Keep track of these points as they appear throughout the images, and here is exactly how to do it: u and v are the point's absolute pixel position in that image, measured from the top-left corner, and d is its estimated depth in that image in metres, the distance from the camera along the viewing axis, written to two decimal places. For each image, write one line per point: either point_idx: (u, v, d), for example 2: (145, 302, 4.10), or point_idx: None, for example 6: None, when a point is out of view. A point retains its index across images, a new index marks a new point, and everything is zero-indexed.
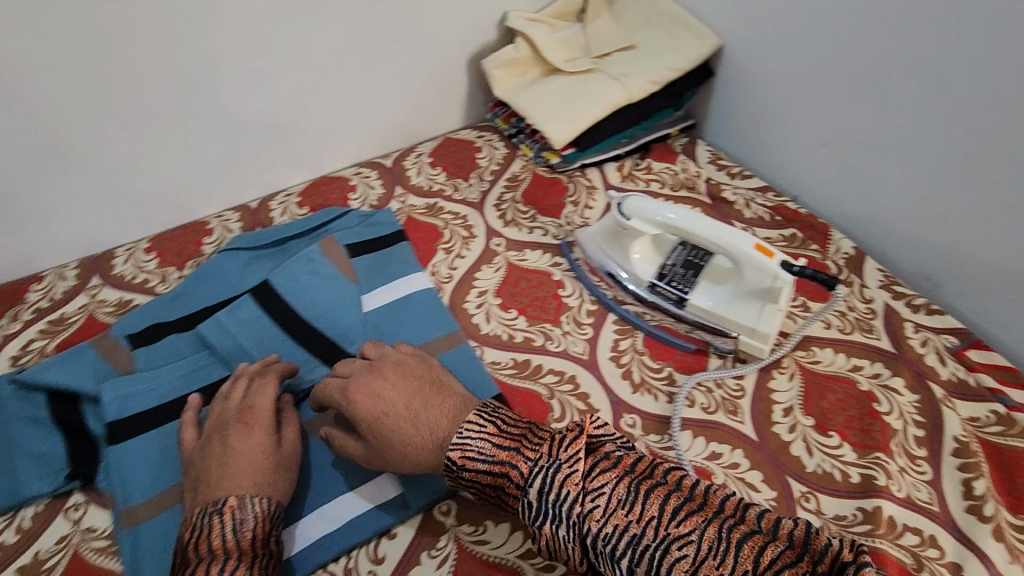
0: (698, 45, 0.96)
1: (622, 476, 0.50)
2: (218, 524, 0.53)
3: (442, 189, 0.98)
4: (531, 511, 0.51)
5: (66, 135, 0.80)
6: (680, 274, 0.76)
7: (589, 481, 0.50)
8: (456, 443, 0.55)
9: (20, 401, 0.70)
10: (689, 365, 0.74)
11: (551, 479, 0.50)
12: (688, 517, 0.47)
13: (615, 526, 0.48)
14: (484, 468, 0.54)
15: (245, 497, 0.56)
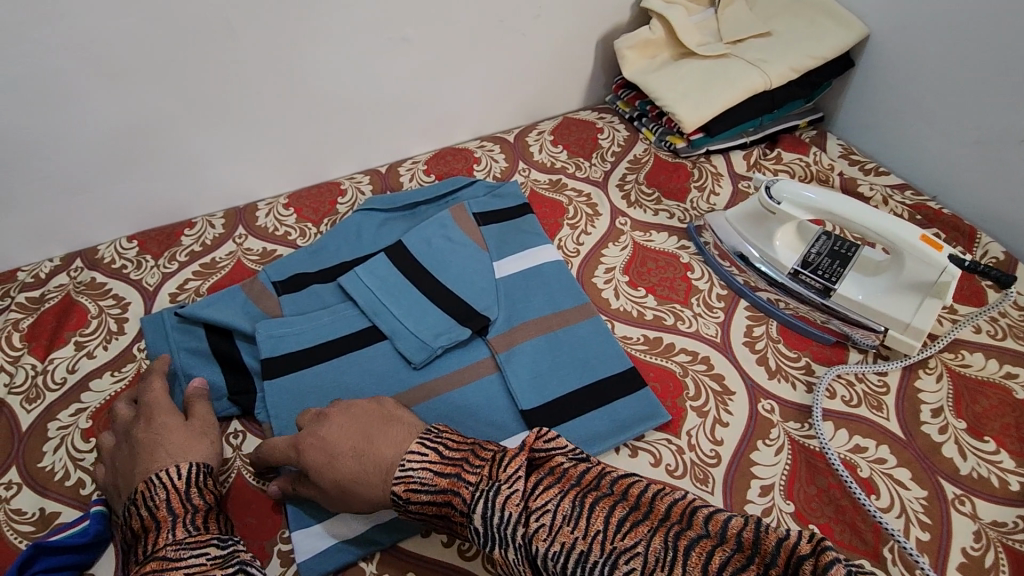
0: (843, 34, 0.93)
1: (564, 492, 0.48)
2: (135, 510, 0.55)
3: (564, 167, 0.99)
4: (478, 536, 0.49)
5: (230, 92, 0.84)
6: (827, 263, 0.75)
7: (530, 498, 0.48)
8: (398, 480, 0.54)
9: (181, 332, 0.74)
10: (828, 357, 0.72)
11: (492, 500, 0.49)
12: (634, 528, 0.45)
13: (561, 543, 0.45)
14: (428, 498, 0.53)
15: (151, 475, 0.56)
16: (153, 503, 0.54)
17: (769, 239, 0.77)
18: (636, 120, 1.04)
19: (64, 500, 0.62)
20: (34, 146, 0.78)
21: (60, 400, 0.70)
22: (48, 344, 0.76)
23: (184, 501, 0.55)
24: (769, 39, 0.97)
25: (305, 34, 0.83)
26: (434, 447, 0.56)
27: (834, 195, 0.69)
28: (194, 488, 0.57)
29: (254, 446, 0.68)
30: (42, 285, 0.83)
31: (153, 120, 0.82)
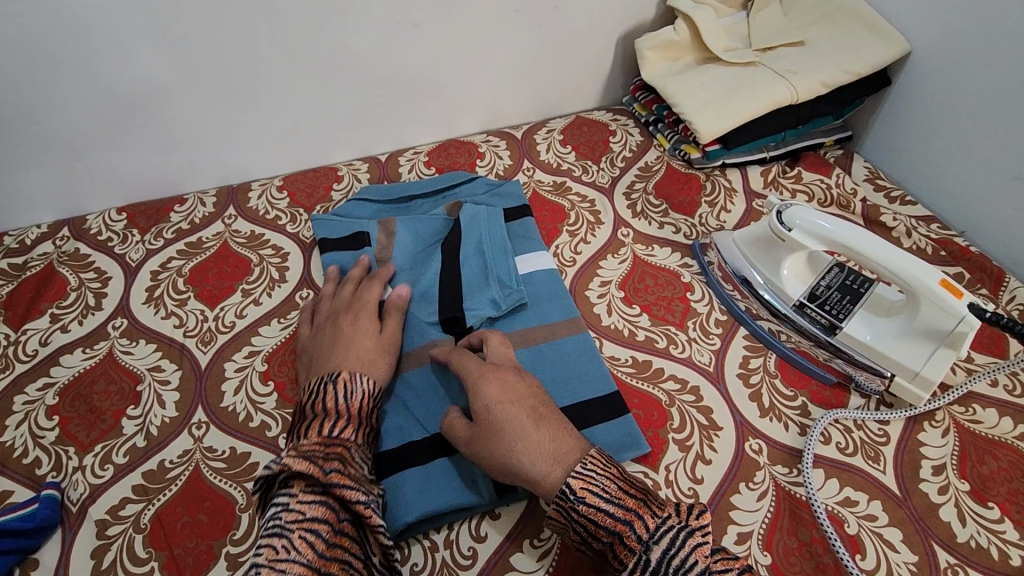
0: (881, 49, 0.86)
1: (741, 569, 0.47)
2: (331, 391, 0.59)
3: (571, 169, 0.94)
4: (645, 570, 0.47)
5: (227, 66, 0.81)
6: (836, 298, 0.69)
7: (712, 560, 0.47)
8: (580, 473, 0.51)
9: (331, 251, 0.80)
10: (826, 399, 0.67)
11: (680, 541, 0.47)
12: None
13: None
14: (608, 509, 0.49)
15: (355, 372, 0.61)
16: (317, 394, 0.59)
17: (776, 266, 0.72)
18: (652, 125, 0.99)
19: (18, 478, 0.61)
20: (24, 110, 0.76)
21: (29, 372, 0.69)
22: (24, 314, 0.74)
23: (342, 401, 0.59)
24: (802, 49, 0.91)
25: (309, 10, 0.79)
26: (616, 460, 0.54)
27: (851, 227, 0.64)
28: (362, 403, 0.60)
29: (217, 439, 0.64)
30: (27, 252, 0.82)
31: (148, 90, 0.80)
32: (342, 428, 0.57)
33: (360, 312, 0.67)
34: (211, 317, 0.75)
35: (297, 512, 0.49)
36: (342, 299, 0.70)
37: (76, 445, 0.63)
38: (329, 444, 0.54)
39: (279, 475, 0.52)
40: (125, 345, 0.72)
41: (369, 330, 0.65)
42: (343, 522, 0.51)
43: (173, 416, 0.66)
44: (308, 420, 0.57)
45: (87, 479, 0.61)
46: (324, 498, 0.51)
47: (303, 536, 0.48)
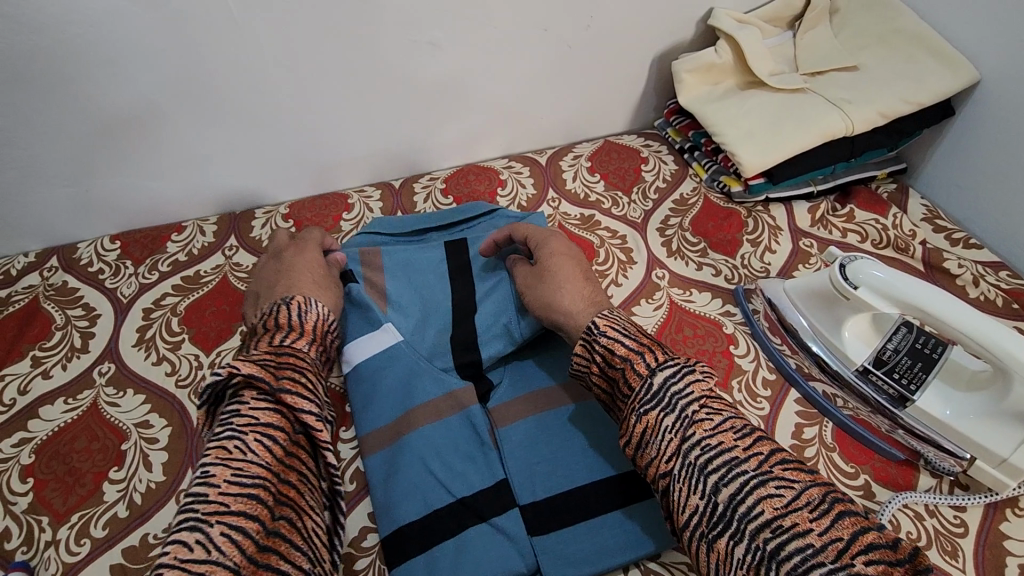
0: (947, 78, 0.79)
1: (741, 416, 0.48)
2: (284, 310, 0.59)
3: (599, 200, 0.87)
4: (646, 394, 0.48)
5: (230, 86, 0.75)
6: (906, 365, 0.61)
7: (711, 398, 0.48)
8: (605, 315, 0.55)
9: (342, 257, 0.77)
10: (892, 478, 0.60)
11: (681, 374, 0.49)
12: (797, 470, 0.44)
13: (720, 441, 0.45)
14: (625, 342, 0.52)
15: (309, 299, 0.62)
16: (270, 313, 0.59)
17: (836, 326, 0.64)
18: (688, 152, 0.92)
19: None
20: (8, 133, 0.70)
21: (4, 425, 0.63)
22: (3, 357, 0.68)
23: (295, 318, 0.59)
24: (856, 75, 0.83)
25: (320, 26, 0.73)
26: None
27: (923, 284, 0.56)
28: (314, 323, 0.60)
29: None
30: (11, 284, 0.76)
31: (141, 111, 0.73)
32: (294, 342, 0.57)
33: (303, 244, 0.71)
34: (206, 364, 0.68)
35: (250, 418, 0.48)
36: (284, 240, 0.73)
37: (50, 514, 0.56)
38: (281, 353, 0.54)
39: (229, 383, 0.50)
40: (111, 395, 0.65)
41: (314, 262, 0.68)
42: (298, 433, 0.50)
43: (160, 481, 0.59)
44: (264, 335, 0.57)
45: (61, 556, 0.54)
46: (277, 407, 0.49)
47: (259, 440, 0.47)
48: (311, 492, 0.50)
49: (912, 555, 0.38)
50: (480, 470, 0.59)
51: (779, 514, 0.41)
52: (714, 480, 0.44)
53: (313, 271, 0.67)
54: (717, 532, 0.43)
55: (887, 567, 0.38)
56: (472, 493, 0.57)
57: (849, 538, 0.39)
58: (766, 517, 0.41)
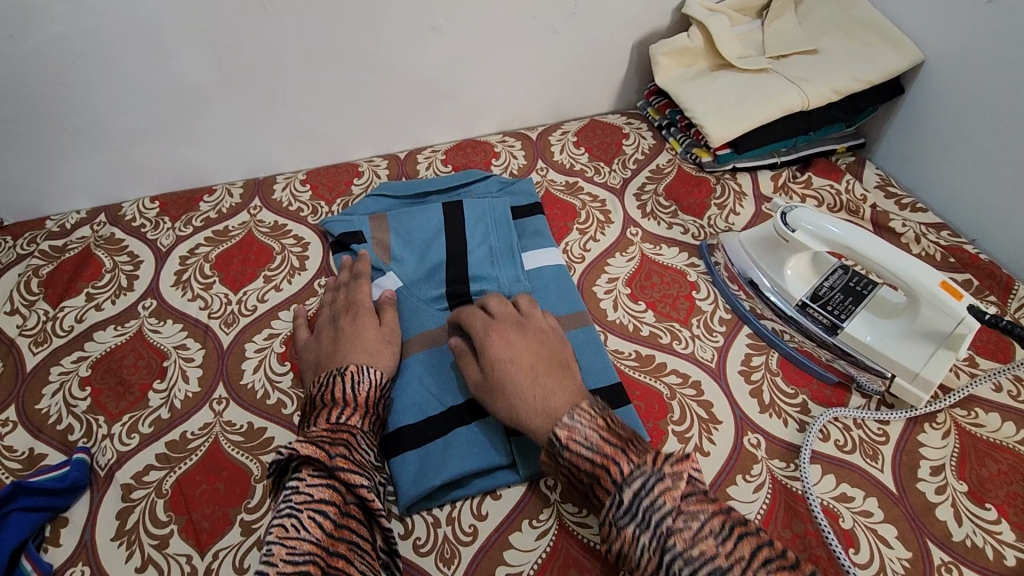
0: (894, 58, 0.88)
1: (717, 512, 0.48)
2: (339, 382, 0.63)
3: (583, 170, 0.97)
4: (616, 509, 0.48)
5: (255, 66, 0.86)
6: (838, 299, 0.70)
7: (684, 503, 0.47)
8: (565, 423, 0.53)
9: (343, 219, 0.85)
10: (827, 398, 0.68)
11: (650, 485, 0.48)
12: (780, 570, 0.44)
13: (702, 551, 0.44)
14: (587, 455, 0.51)
15: (362, 366, 0.64)
16: (327, 388, 0.62)
17: (779, 266, 0.73)
18: (665, 128, 1.01)
19: (53, 443, 0.65)
20: (67, 103, 0.81)
21: (65, 346, 0.73)
22: (61, 293, 0.79)
23: (351, 390, 0.62)
24: (815, 57, 0.93)
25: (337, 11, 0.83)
26: (605, 408, 0.56)
27: (865, 234, 0.64)
28: (366, 394, 0.63)
29: (236, 414, 0.68)
30: (66, 236, 0.87)
31: (181, 86, 0.84)
32: (350, 416, 0.61)
33: (358, 311, 0.71)
34: (234, 301, 0.79)
35: (305, 495, 0.53)
36: (341, 302, 0.74)
37: (105, 414, 0.67)
38: (336, 430, 0.58)
39: (291, 463, 0.56)
40: (154, 324, 0.76)
41: (369, 323, 0.70)
42: (349, 504, 0.54)
43: (196, 392, 0.70)
44: (320, 409, 0.61)
45: (115, 446, 0.65)
46: (330, 481, 0.54)
47: (311, 516, 0.52)
48: (362, 557, 0.53)
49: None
50: (466, 384, 0.69)
51: None
52: None
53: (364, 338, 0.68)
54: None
55: None
56: (459, 402, 0.67)
57: None
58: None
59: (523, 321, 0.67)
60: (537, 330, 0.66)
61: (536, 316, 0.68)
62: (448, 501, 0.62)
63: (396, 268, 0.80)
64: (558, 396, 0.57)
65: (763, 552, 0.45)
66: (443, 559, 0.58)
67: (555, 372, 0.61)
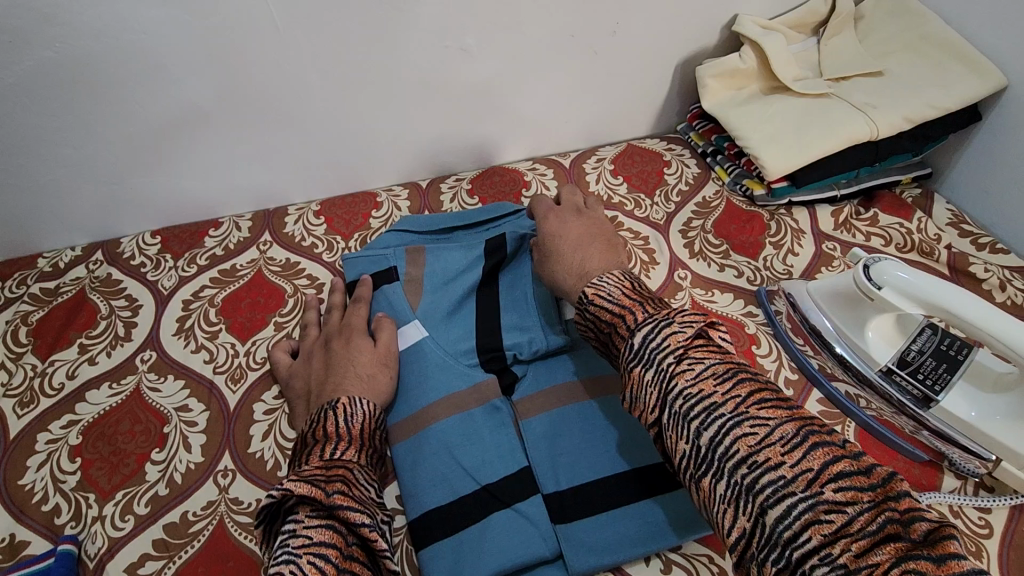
0: (974, 82, 0.79)
1: (725, 360, 0.47)
2: (331, 417, 0.58)
3: (622, 202, 0.89)
4: (629, 354, 0.49)
5: (267, 91, 0.78)
6: (930, 366, 0.61)
7: (690, 347, 0.47)
8: (593, 284, 0.58)
9: (367, 258, 0.78)
10: (916, 479, 0.60)
11: (656, 329, 0.49)
12: (775, 408, 0.43)
13: (699, 388, 0.44)
14: (609, 306, 0.55)
15: (354, 398, 0.60)
16: (317, 421, 0.58)
17: (859, 326, 0.64)
18: (710, 156, 0.93)
19: (37, 527, 0.57)
20: (59, 131, 0.74)
21: (53, 408, 0.66)
22: (52, 344, 0.71)
23: (343, 422, 0.58)
24: (880, 80, 0.84)
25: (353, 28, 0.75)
26: (634, 277, 0.59)
27: (942, 283, 0.57)
28: (358, 424, 0.59)
29: (243, 491, 0.60)
30: (59, 276, 0.80)
31: (185, 111, 0.77)
32: (345, 451, 0.55)
33: (351, 334, 0.68)
34: (242, 352, 0.71)
35: (303, 537, 0.45)
36: (334, 325, 0.70)
37: (96, 492, 0.59)
38: (331, 465, 0.52)
39: (283, 501, 0.48)
40: (153, 381, 0.68)
41: (363, 346, 0.66)
42: (352, 546, 0.47)
43: (198, 463, 0.62)
44: (311, 447, 0.55)
45: (106, 531, 0.57)
46: (331, 522, 0.47)
47: (312, 561, 0.43)
48: None
49: (885, 480, 0.38)
50: (505, 459, 0.61)
51: (753, 451, 0.41)
52: (696, 426, 0.44)
53: (357, 367, 0.64)
54: (703, 474, 0.43)
55: (855, 492, 0.37)
56: (496, 481, 0.59)
57: (818, 469, 0.39)
58: (742, 455, 0.41)
59: (583, 211, 0.73)
60: (591, 215, 0.72)
61: (596, 208, 0.74)
62: None
63: (421, 316, 0.72)
64: (595, 261, 0.64)
65: (761, 392, 0.44)
66: None
67: (597, 246, 0.67)
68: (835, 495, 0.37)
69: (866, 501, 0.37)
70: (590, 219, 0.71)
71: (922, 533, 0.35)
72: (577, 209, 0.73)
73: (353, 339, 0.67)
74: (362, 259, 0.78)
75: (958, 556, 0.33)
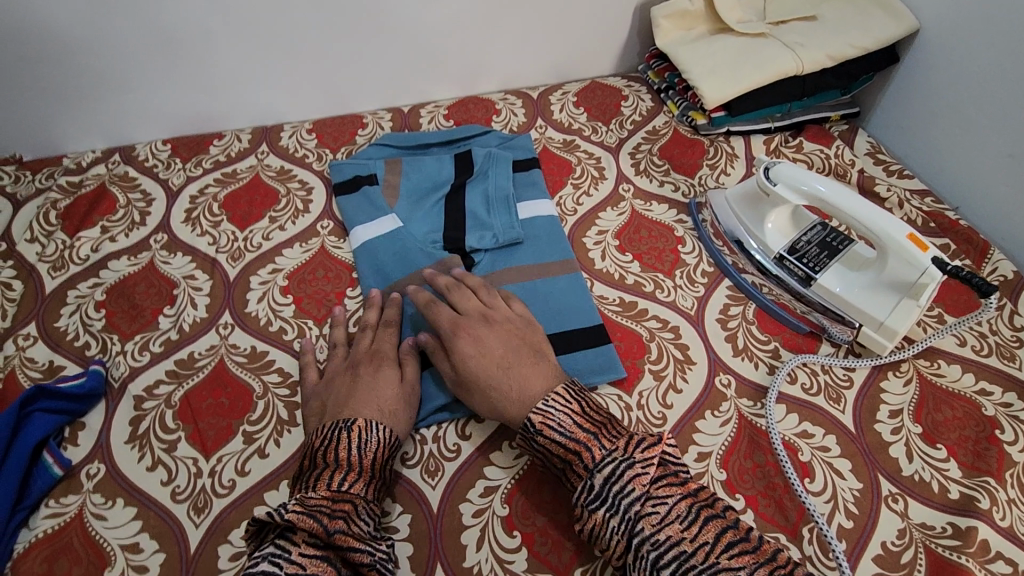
0: (890, 28, 0.89)
1: (684, 495, 0.51)
2: (345, 440, 0.56)
3: (581, 128, 1.00)
4: (588, 494, 0.52)
5: (267, 14, 0.88)
6: (814, 252, 0.74)
7: (653, 487, 0.51)
8: (540, 408, 0.57)
9: (353, 164, 0.90)
10: (798, 345, 0.72)
11: (621, 470, 0.52)
12: (741, 555, 0.47)
13: (668, 535, 0.48)
14: (561, 440, 0.55)
15: (371, 423, 0.58)
16: (328, 446, 0.56)
17: (760, 220, 0.77)
18: (663, 92, 1.03)
19: (71, 357, 0.70)
20: (87, 41, 0.85)
21: (81, 272, 0.78)
22: (78, 224, 0.83)
23: (355, 451, 0.56)
24: (814, 24, 0.94)
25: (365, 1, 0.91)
26: (579, 390, 0.59)
27: (836, 186, 0.68)
28: (373, 450, 0.57)
29: (241, 339, 0.72)
30: (82, 172, 0.91)
31: (191, 30, 0.87)
32: (353, 482, 0.55)
33: (380, 360, 0.65)
34: (241, 238, 0.83)
35: (298, 566, 0.47)
36: (363, 348, 0.67)
37: (119, 333, 0.72)
38: (337, 500, 0.53)
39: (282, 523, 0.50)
40: (164, 256, 0.80)
41: (389, 378, 0.63)
42: None
43: (203, 317, 0.74)
44: (319, 470, 0.55)
45: (128, 362, 0.69)
46: (325, 554, 0.49)
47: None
48: None
49: None
50: None
51: None
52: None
53: (381, 393, 0.62)
54: None
55: None
56: None
57: None
58: None
59: (490, 314, 0.67)
60: (504, 322, 0.66)
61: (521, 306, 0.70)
62: (435, 422, 0.65)
63: (398, 211, 0.84)
64: (533, 386, 0.60)
65: (731, 532, 0.48)
66: (428, 472, 0.62)
67: (527, 359, 0.63)
68: None
69: None
70: (506, 325, 0.66)
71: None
72: (485, 313, 0.67)
73: (382, 366, 0.64)
74: (348, 164, 0.90)
75: None
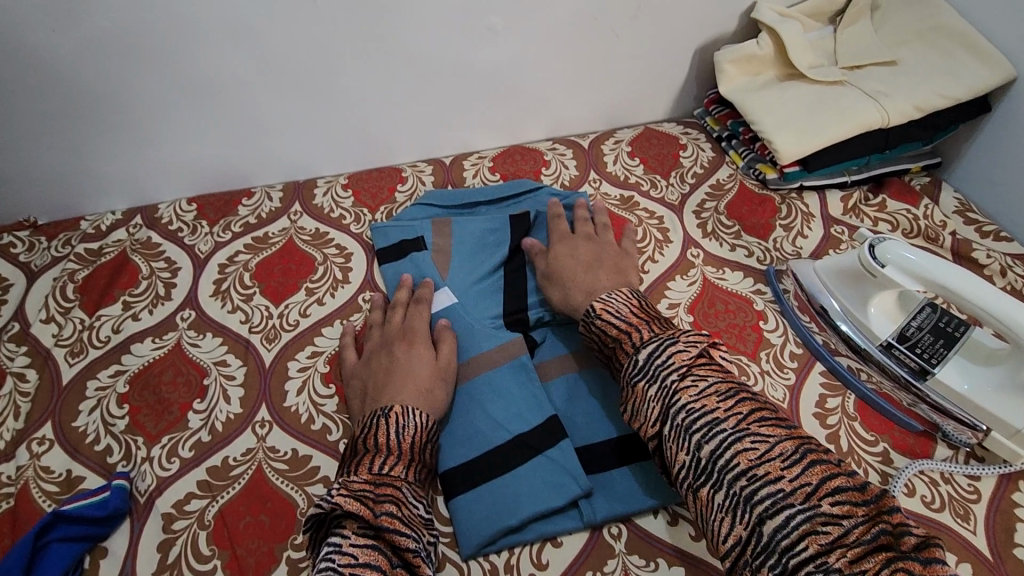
0: (984, 74, 0.81)
1: (725, 378, 0.53)
2: (383, 426, 0.57)
3: (638, 182, 0.92)
4: (635, 368, 0.55)
5: (303, 66, 0.82)
6: (928, 341, 0.66)
7: (694, 365, 0.53)
8: (602, 298, 0.63)
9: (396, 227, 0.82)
10: (910, 447, 0.64)
11: (663, 348, 0.54)
12: (772, 426, 0.48)
13: (702, 404, 0.50)
14: (616, 322, 0.60)
15: (407, 408, 0.58)
16: (367, 432, 0.57)
17: (863, 303, 0.68)
18: (725, 140, 0.95)
19: (90, 465, 0.62)
20: (109, 100, 0.78)
21: (102, 358, 0.70)
22: (98, 300, 0.76)
23: (393, 437, 0.56)
24: (894, 69, 0.86)
25: (407, 48, 0.84)
26: (641, 296, 0.65)
27: (954, 269, 0.59)
28: (410, 436, 0.57)
29: (280, 440, 0.64)
30: (102, 238, 0.84)
31: (221, 83, 0.80)
32: (394, 466, 0.55)
33: (415, 339, 0.66)
34: (276, 314, 0.75)
35: (350, 556, 0.48)
36: (395, 327, 0.69)
37: (144, 435, 0.64)
38: (380, 483, 0.53)
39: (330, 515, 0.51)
40: (192, 337, 0.73)
41: (423, 357, 0.64)
42: (395, 569, 0.49)
43: (237, 413, 0.66)
44: (360, 455, 0.55)
45: (154, 471, 0.61)
46: (377, 542, 0.50)
47: None
48: None
49: (878, 495, 0.44)
50: (532, 412, 0.63)
51: (753, 464, 0.46)
52: (697, 438, 0.49)
53: (416, 373, 0.63)
54: (700, 485, 0.48)
55: (851, 506, 0.43)
56: (525, 432, 0.62)
57: (816, 483, 0.44)
58: (741, 468, 0.46)
59: None
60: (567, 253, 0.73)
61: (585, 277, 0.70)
62: (507, 547, 0.57)
63: (450, 284, 0.75)
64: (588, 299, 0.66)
65: (761, 408, 0.50)
66: None
67: (583, 282, 0.69)
68: (831, 508, 0.43)
69: (860, 515, 0.43)
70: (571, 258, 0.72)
71: (911, 545, 0.41)
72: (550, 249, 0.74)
73: (416, 345, 0.65)
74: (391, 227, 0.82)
75: (940, 560, 0.40)
